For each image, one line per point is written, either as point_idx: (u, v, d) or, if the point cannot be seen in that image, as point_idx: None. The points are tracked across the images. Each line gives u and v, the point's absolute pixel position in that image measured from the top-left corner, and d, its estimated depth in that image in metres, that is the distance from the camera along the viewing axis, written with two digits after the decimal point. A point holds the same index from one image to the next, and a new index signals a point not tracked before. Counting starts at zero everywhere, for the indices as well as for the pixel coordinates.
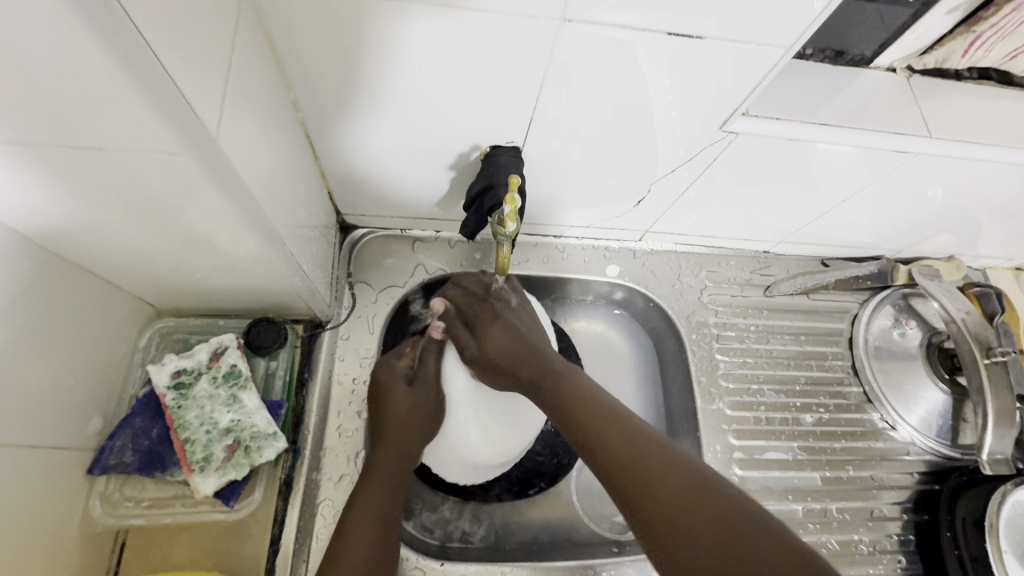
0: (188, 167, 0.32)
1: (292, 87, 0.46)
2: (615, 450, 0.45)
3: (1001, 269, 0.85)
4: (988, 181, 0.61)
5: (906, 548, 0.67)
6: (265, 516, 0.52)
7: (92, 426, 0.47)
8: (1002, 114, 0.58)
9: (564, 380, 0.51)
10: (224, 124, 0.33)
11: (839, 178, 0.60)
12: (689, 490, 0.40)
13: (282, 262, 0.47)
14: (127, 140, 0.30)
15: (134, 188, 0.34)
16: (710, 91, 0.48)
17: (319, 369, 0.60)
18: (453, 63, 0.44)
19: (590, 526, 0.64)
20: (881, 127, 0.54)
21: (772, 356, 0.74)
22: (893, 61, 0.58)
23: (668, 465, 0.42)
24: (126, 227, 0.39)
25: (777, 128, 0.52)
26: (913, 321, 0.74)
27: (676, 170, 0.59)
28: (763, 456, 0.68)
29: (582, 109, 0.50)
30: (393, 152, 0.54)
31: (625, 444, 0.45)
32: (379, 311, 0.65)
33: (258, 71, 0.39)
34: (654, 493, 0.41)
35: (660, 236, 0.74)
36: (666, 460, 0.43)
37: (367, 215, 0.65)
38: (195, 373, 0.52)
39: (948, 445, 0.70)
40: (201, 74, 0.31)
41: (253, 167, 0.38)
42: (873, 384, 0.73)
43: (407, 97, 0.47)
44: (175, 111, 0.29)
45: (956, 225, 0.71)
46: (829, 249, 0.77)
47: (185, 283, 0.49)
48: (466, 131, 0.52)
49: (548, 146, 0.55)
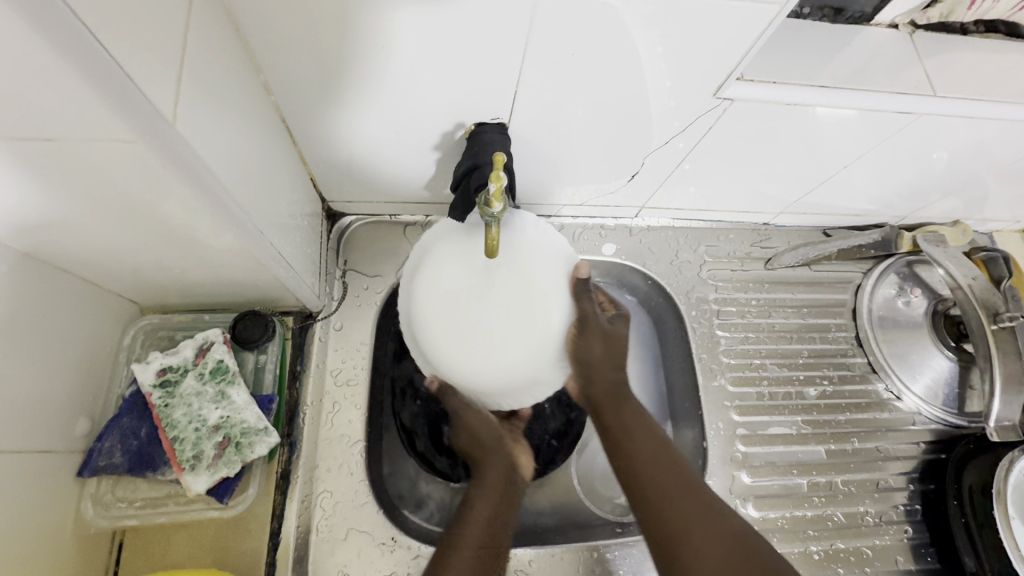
0: (148, 156, 0.30)
1: (263, 69, 0.43)
2: (656, 498, 0.52)
3: (1007, 232, 0.82)
4: (997, 140, 0.58)
5: (912, 518, 0.66)
6: (262, 510, 0.51)
7: (79, 428, 0.46)
8: (1009, 70, 0.55)
9: (642, 422, 0.58)
10: (183, 109, 0.31)
11: (841, 144, 0.58)
12: (686, 491, 0.52)
13: (263, 255, 0.45)
14: (78, 129, 0.28)
15: (98, 181, 0.32)
16: (703, 56, 0.46)
17: (311, 362, 0.58)
18: (429, 41, 0.42)
19: (591, 508, 0.63)
20: (885, 87, 0.51)
21: (774, 330, 0.73)
22: (894, 17, 0.56)
23: (711, 523, 0.49)
24: (97, 224, 0.37)
25: (772, 94, 0.50)
26: (917, 289, 0.72)
27: (671, 141, 0.57)
28: (767, 431, 0.67)
29: (569, 80, 0.48)
30: (376, 135, 0.52)
31: (657, 495, 0.52)
32: (371, 300, 0.63)
33: (223, 53, 0.37)
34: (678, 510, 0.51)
35: (657, 212, 0.72)
36: (680, 474, 0.54)
37: (353, 202, 0.63)
38: (181, 370, 0.51)
39: (955, 413, 0.69)
40: (152, 54, 0.28)
41: (221, 156, 0.36)
42: (878, 354, 0.72)
43: (384, 76, 0.45)
44: (126, 98, 0.27)
45: (963, 188, 0.69)
46: (831, 218, 0.75)
47: (165, 279, 0.48)
48: (449, 110, 0.50)
49: (534, 123, 0.53)
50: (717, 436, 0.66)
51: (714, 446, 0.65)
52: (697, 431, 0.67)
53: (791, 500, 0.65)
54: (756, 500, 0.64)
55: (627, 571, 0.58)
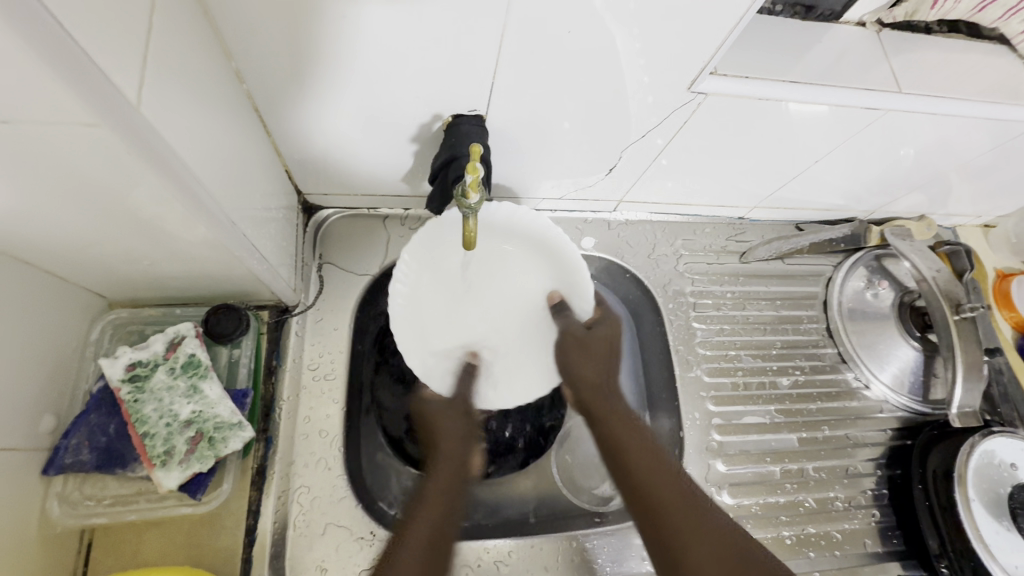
0: (111, 141, 0.30)
1: (234, 56, 0.43)
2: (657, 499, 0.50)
3: (970, 227, 0.86)
4: (957, 137, 0.61)
5: (879, 502, 0.68)
6: (237, 506, 0.51)
7: (44, 424, 0.45)
8: (970, 69, 0.57)
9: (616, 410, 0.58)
10: (150, 94, 0.31)
11: (813, 139, 0.59)
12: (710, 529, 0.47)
13: (236, 247, 0.44)
14: (37, 111, 0.27)
15: (60, 168, 0.31)
16: (679, 50, 0.46)
17: (287, 357, 0.58)
18: (405, 32, 0.42)
19: (569, 498, 0.63)
20: (852, 84, 0.53)
21: (749, 322, 0.74)
22: (862, 16, 0.57)
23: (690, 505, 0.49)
24: (62, 214, 0.36)
25: (746, 89, 0.51)
26: (885, 282, 0.75)
27: (648, 136, 0.57)
28: (742, 421, 0.69)
29: (545, 72, 0.48)
30: (350, 127, 0.51)
31: (663, 490, 0.50)
32: (348, 294, 0.63)
33: (192, 39, 0.37)
34: (692, 519, 0.48)
35: (635, 206, 0.73)
36: (686, 493, 0.51)
37: (330, 195, 0.62)
38: (151, 365, 0.49)
39: (919, 400, 0.72)
40: (115, 36, 0.28)
41: (192, 144, 0.36)
42: (847, 345, 0.74)
43: (358, 68, 0.45)
44: (87, 79, 0.26)
45: (927, 183, 0.71)
46: (802, 212, 0.77)
47: (135, 271, 0.46)
48: (427, 102, 0.49)
49: (513, 116, 0.53)
50: (693, 426, 0.68)
51: (690, 435, 0.67)
52: (674, 421, 0.68)
53: (764, 487, 0.66)
54: (731, 488, 0.65)
55: (606, 560, 0.59)
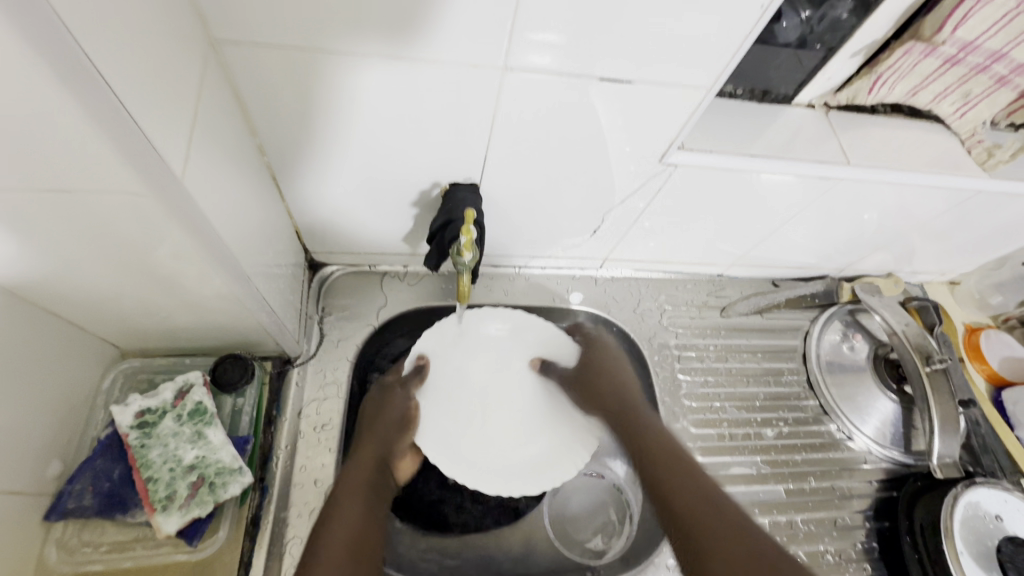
0: (152, 207, 0.34)
1: (258, 132, 0.48)
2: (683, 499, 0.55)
3: (936, 284, 0.91)
4: (909, 202, 0.67)
5: (871, 555, 0.68)
6: (228, 558, 0.50)
7: (51, 469, 0.47)
8: (912, 144, 0.65)
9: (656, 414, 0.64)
10: (190, 168, 0.36)
11: (779, 205, 0.65)
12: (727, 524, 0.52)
13: (249, 300, 0.48)
14: (94, 182, 0.32)
15: (104, 229, 0.36)
16: (650, 127, 0.53)
17: (287, 407, 0.60)
18: (407, 110, 0.48)
19: (563, 552, 0.63)
20: (808, 157, 0.59)
21: (732, 373, 0.77)
22: (811, 99, 0.65)
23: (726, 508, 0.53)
24: (96, 270, 0.40)
25: (712, 160, 0.57)
26: (859, 335, 0.79)
27: (628, 200, 0.63)
28: (729, 471, 0.70)
29: (531, 144, 0.54)
30: (356, 192, 0.57)
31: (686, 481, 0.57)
32: (346, 346, 0.66)
33: (225, 118, 0.42)
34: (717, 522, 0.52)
35: (619, 264, 0.78)
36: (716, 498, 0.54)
37: (334, 253, 0.66)
38: (159, 412, 0.52)
39: (903, 452, 0.74)
40: (167, 120, 0.33)
41: (219, 209, 0.40)
42: (828, 397, 0.76)
43: (366, 141, 0.51)
44: (142, 157, 0.31)
45: (889, 244, 0.77)
46: (778, 269, 0.82)
47: (152, 323, 0.50)
48: (427, 170, 0.55)
49: (505, 183, 0.58)
50: None
51: None
52: None
53: None
54: None
55: None
